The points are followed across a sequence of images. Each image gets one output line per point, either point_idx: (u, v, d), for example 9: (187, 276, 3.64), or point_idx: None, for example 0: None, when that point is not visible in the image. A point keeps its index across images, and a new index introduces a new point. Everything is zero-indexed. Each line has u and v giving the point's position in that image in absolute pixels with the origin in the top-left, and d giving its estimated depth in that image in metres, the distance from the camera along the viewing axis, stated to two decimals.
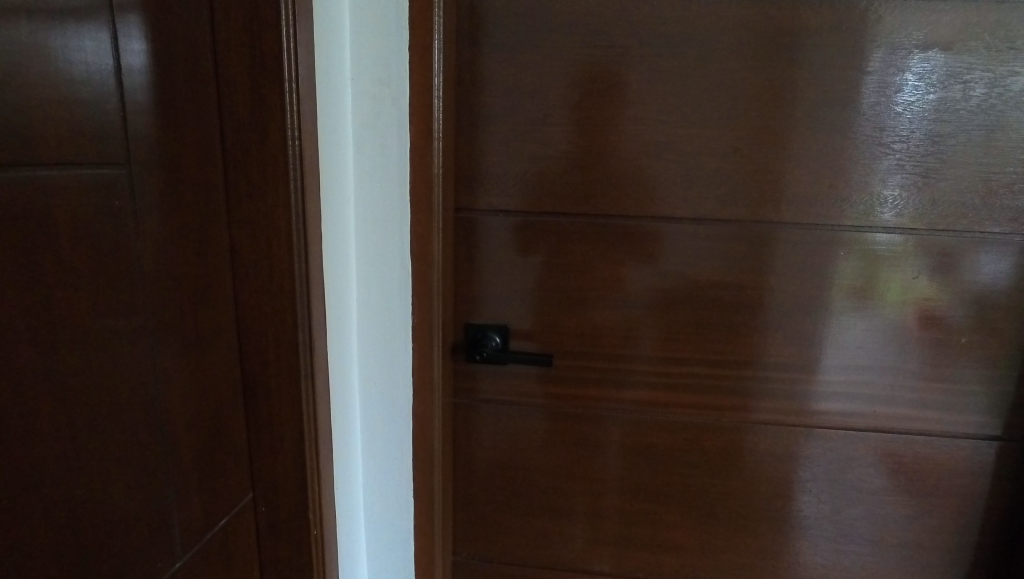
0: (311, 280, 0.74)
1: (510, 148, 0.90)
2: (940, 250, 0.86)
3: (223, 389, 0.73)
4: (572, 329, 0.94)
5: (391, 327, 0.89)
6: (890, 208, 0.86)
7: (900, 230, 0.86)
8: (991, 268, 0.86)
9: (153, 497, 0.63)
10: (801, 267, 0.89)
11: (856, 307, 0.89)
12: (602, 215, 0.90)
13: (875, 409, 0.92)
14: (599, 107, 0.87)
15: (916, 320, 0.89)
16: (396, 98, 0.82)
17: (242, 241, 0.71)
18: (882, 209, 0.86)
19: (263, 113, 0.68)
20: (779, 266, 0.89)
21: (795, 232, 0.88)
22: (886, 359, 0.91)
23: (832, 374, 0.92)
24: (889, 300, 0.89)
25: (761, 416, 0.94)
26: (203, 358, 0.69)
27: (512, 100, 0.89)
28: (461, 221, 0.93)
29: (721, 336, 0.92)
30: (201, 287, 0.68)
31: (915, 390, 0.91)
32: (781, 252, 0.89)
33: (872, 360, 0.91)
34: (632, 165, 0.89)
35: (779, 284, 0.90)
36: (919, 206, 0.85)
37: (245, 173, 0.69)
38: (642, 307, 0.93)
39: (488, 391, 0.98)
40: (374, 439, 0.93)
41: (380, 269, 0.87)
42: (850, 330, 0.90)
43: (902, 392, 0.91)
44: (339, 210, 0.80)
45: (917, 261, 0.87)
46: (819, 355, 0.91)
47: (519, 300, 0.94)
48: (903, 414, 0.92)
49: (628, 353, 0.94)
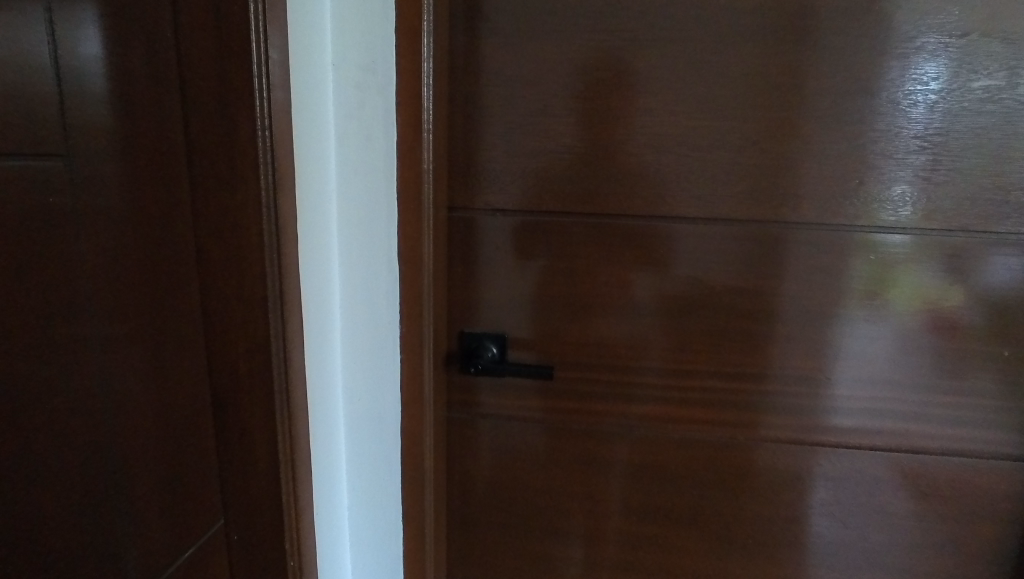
0: (287, 289, 0.66)
1: (508, 143, 0.83)
2: (957, 253, 0.79)
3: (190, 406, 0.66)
4: (575, 339, 0.87)
5: (379, 340, 0.81)
6: (913, 208, 0.78)
7: (914, 231, 0.79)
8: (1005, 272, 0.79)
9: (100, 511, 0.59)
10: (817, 273, 0.82)
11: (874, 316, 0.82)
12: (607, 215, 0.83)
13: (902, 428, 0.85)
14: (604, 97, 0.80)
15: (938, 331, 0.81)
16: (382, 87, 0.75)
17: (209, 243, 0.64)
18: (903, 210, 0.79)
19: (232, 100, 0.61)
20: (793, 271, 0.82)
21: (813, 234, 0.81)
22: (904, 373, 0.83)
23: (849, 389, 0.84)
24: (905, 309, 0.81)
25: (774, 434, 0.87)
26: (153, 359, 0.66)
27: (510, 90, 0.82)
28: (454, 221, 0.86)
29: (735, 348, 0.85)
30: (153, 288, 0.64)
31: (942, 407, 0.83)
32: (796, 255, 0.81)
33: (888, 374, 0.83)
34: (640, 161, 0.81)
35: (795, 291, 0.82)
36: (950, 206, 0.78)
37: (213, 169, 0.62)
38: (649, 315, 0.85)
39: (484, 404, 0.90)
40: (362, 465, 0.84)
41: (365, 273, 0.78)
42: (863, 337, 0.83)
43: (929, 409, 0.84)
44: (318, 213, 0.71)
45: (928, 265, 0.80)
46: (834, 369, 0.84)
47: (518, 306, 0.87)
48: (930, 434, 0.84)
49: (633, 364, 0.87)
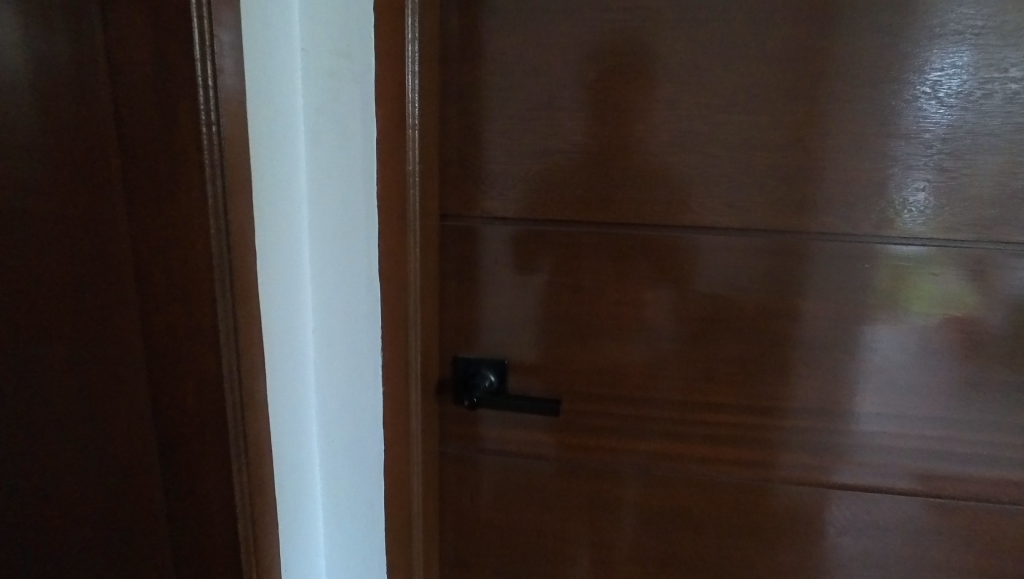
0: (247, 315, 0.56)
1: (508, 140, 0.72)
2: (974, 262, 0.68)
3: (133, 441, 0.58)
4: (584, 366, 0.76)
5: (357, 370, 0.69)
6: (935, 218, 0.67)
7: (926, 242, 0.68)
8: None
9: None
10: (834, 291, 0.70)
11: (886, 340, 0.71)
12: (624, 223, 0.72)
13: (941, 470, 0.73)
14: (620, 86, 0.69)
15: (970, 356, 0.70)
16: (358, 75, 0.64)
17: (151, 260, 0.54)
18: (918, 218, 0.67)
19: (169, 89, 0.50)
20: (809, 289, 0.71)
21: (824, 247, 0.69)
22: (921, 404, 0.72)
23: (868, 425, 0.73)
24: (927, 332, 0.70)
25: (790, 475, 0.76)
26: (94, 392, 0.58)
27: (511, 79, 0.71)
28: (447, 231, 0.75)
29: (768, 378, 0.73)
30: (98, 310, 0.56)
31: (980, 446, 0.72)
32: (808, 272, 0.70)
33: (902, 406, 0.72)
34: (662, 161, 0.70)
35: (817, 315, 0.71)
36: (956, 214, 0.67)
37: (150, 173, 0.52)
38: (669, 339, 0.74)
39: (481, 439, 0.79)
40: (342, 517, 0.71)
41: (342, 293, 0.66)
42: (895, 354, 0.71)
43: (957, 447, 0.72)
44: (280, 225, 0.59)
45: (943, 277, 0.68)
46: (854, 401, 0.72)
47: (520, 327, 0.76)
48: (962, 475, 0.73)
49: (649, 395, 0.76)
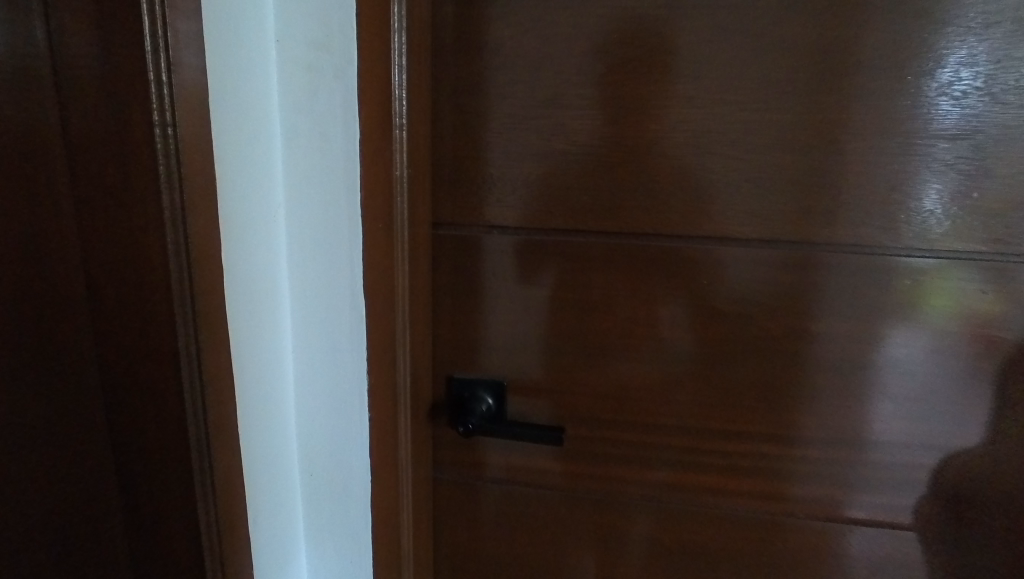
0: (212, 338, 0.50)
1: (508, 141, 0.65)
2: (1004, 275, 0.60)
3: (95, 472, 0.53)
4: (590, 388, 0.70)
5: (342, 392, 0.63)
6: (985, 229, 0.60)
7: (962, 254, 0.60)
8: None
9: None
10: (857, 310, 0.63)
11: (908, 363, 0.63)
12: (635, 233, 0.65)
13: (993, 515, 0.64)
14: (632, 81, 0.62)
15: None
16: (339, 69, 0.55)
17: (105, 277, 0.48)
18: (966, 229, 0.60)
19: (119, 86, 0.45)
20: (828, 307, 0.64)
21: (843, 260, 0.62)
22: (947, 434, 0.64)
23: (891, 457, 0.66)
24: (959, 356, 0.62)
25: (805, 511, 0.69)
26: (49, 417, 0.53)
27: (511, 73, 0.64)
28: (440, 240, 0.69)
29: (789, 403, 0.66)
30: (50, 327, 0.51)
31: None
32: (827, 287, 0.63)
33: (926, 436, 0.65)
34: (678, 165, 0.63)
35: (840, 335, 0.64)
36: (1014, 226, 0.59)
37: (100, 180, 0.46)
38: (681, 359, 0.67)
39: (479, 465, 0.73)
40: (323, 533, 0.68)
41: (324, 308, 0.61)
42: (925, 378, 0.63)
43: (998, 487, 0.64)
44: (250, 236, 0.54)
45: (968, 292, 0.61)
46: (887, 432, 0.65)
47: (521, 345, 0.70)
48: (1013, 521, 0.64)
49: (657, 419, 0.69)
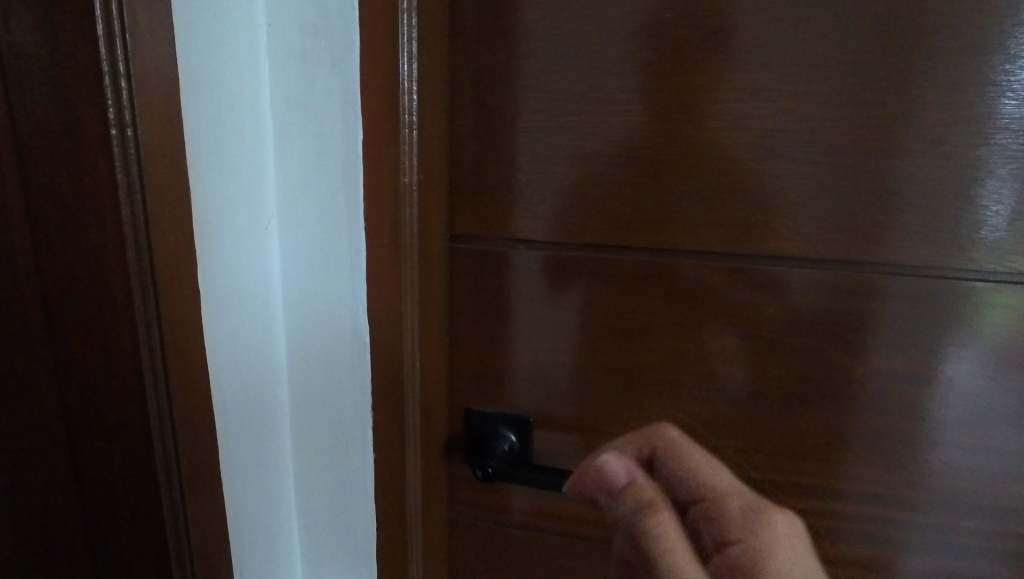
0: (185, 374, 0.43)
1: (536, 142, 0.56)
2: None
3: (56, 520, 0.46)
4: (627, 427, 0.61)
5: (343, 428, 0.56)
6: None
7: None
8: None
9: None
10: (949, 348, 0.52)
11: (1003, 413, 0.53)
12: (683, 251, 0.56)
13: None
14: (686, 69, 0.52)
15: None
16: (338, 58, 0.47)
17: (62, 302, 0.41)
18: None
19: (70, 77, 0.37)
20: (913, 342, 0.53)
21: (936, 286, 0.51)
22: None
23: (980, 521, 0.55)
24: None
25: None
26: (6, 457, 0.46)
27: (542, 62, 0.55)
28: (458, 256, 0.61)
29: (865, 455, 0.56)
30: (5, 357, 0.44)
31: None
32: (909, 319, 0.53)
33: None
34: (737, 171, 0.53)
35: (930, 377, 0.53)
36: None
37: (52, 192, 0.39)
38: (733, 400, 0.58)
39: (500, 509, 0.65)
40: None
41: (323, 334, 0.53)
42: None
43: None
44: (235, 254, 0.47)
45: None
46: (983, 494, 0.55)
47: (548, 375, 0.62)
48: None
49: (703, 467, 0.60)
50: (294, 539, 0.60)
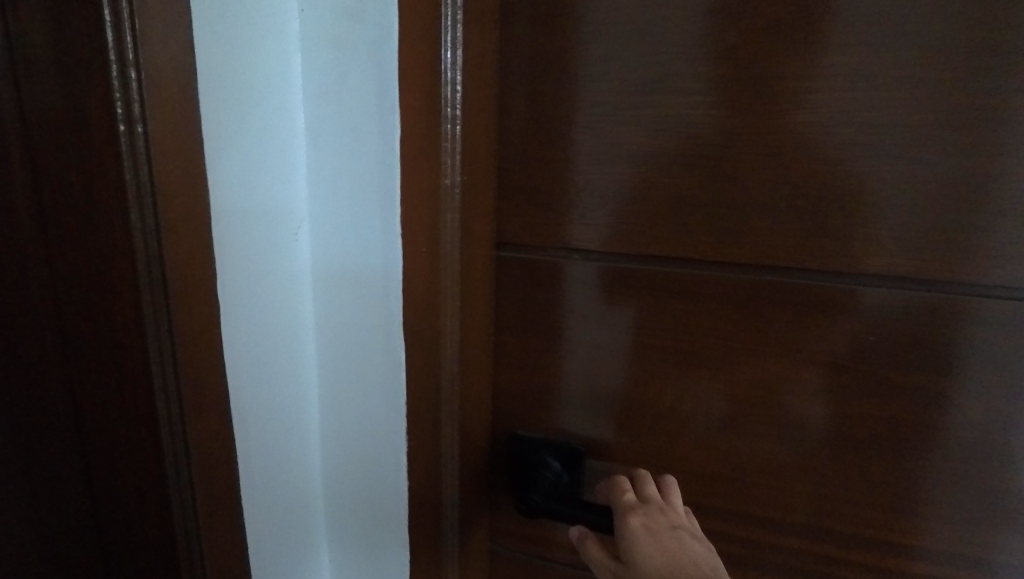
0: (199, 396, 0.39)
1: (594, 140, 0.50)
2: None
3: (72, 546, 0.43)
4: (691, 462, 0.54)
5: (375, 452, 0.51)
6: None
7: None
8: None
9: None
10: None
11: None
12: (764, 265, 0.48)
13: None
14: (774, 53, 0.45)
15: None
16: (373, 44, 0.42)
17: (77, 313, 0.38)
18: None
19: (77, 67, 0.33)
20: None
21: None
22: None
23: None
24: None
25: None
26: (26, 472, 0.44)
27: (603, 48, 0.48)
28: (505, 265, 0.55)
29: (985, 517, 0.47)
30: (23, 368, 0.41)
31: None
32: None
33: None
34: (834, 174, 0.45)
35: None
36: None
37: (63, 194, 0.36)
38: (818, 440, 0.50)
39: (546, 545, 0.59)
40: None
41: (354, 349, 0.49)
42: None
43: None
44: (259, 263, 0.43)
45: None
46: None
47: (602, 401, 0.55)
48: None
49: (780, 514, 0.53)
50: (325, 567, 0.56)
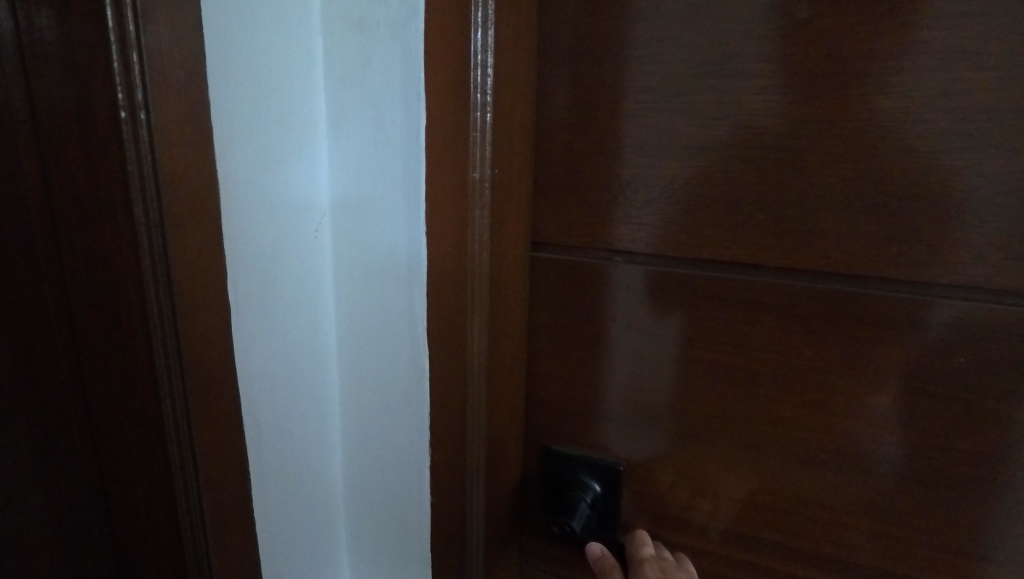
0: (207, 403, 0.36)
1: (641, 130, 0.45)
2: None
3: (83, 550, 0.42)
4: (744, 491, 0.48)
5: (397, 464, 0.48)
6: None
7: None
8: None
9: None
10: None
11: None
12: (834, 273, 0.42)
13: None
14: (854, 30, 0.38)
15: None
16: (399, 26, 0.39)
17: (86, 310, 0.36)
18: None
19: (80, 47, 0.31)
20: None
21: None
22: None
23: None
24: None
25: None
26: None
27: (654, 28, 0.43)
28: (541, 267, 0.51)
29: None
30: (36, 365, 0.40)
31: None
32: None
33: None
34: (923, 169, 0.38)
35: None
36: None
37: (71, 185, 0.34)
38: (892, 474, 0.44)
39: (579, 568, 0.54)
40: None
41: (377, 353, 0.46)
42: None
43: None
44: (275, 260, 0.40)
45: None
46: None
47: (644, 417, 0.50)
48: None
49: (843, 553, 0.46)
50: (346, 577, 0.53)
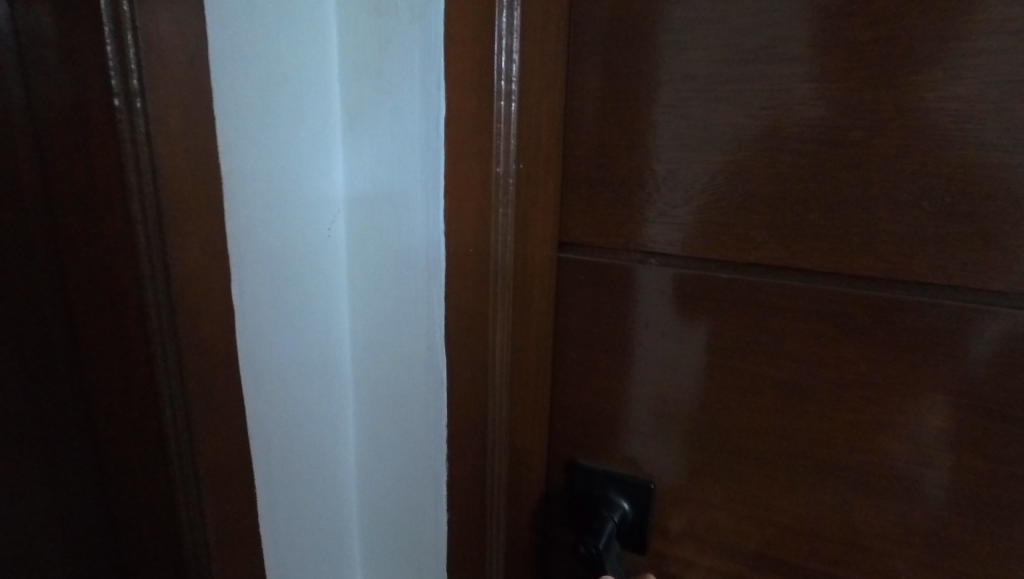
0: (209, 413, 0.34)
1: (679, 122, 0.41)
2: None
3: (86, 563, 0.40)
4: (786, 514, 0.44)
5: (413, 477, 0.45)
6: None
7: None
8: None
9: None
10: None
11: None
12: (894, 281, 0.38)
13: None
14: (925, 7, 0.34)
15: None
16: (418, 10, 0.36)
17: (84, 313, 0.34)
18: None
19: (72, 29, 0.29)
20: None
21: None
22: None
23: None
24: None
25: None
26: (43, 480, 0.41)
27: (695, 9, 0.39)
28: (568, 269, 0.48)
29: None
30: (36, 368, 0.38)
31: None
32: None
33: None
34: (1003, 164, 0.34)
35: None
36: None
37: (66, 179, 0.32)
38: (956, 504, 0.39)
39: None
40: None
41: (392, 359, 0.43)
42: None
43: None
44: (285, 260, 0.38)
45: None
46: None
47: (677, 431, 0.47)
48: None
49: None
50: None
